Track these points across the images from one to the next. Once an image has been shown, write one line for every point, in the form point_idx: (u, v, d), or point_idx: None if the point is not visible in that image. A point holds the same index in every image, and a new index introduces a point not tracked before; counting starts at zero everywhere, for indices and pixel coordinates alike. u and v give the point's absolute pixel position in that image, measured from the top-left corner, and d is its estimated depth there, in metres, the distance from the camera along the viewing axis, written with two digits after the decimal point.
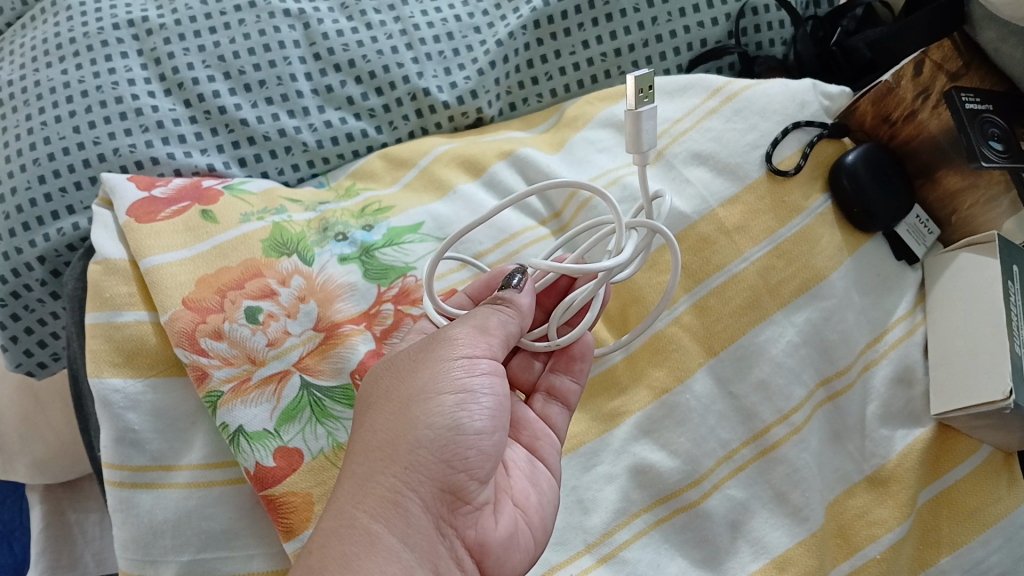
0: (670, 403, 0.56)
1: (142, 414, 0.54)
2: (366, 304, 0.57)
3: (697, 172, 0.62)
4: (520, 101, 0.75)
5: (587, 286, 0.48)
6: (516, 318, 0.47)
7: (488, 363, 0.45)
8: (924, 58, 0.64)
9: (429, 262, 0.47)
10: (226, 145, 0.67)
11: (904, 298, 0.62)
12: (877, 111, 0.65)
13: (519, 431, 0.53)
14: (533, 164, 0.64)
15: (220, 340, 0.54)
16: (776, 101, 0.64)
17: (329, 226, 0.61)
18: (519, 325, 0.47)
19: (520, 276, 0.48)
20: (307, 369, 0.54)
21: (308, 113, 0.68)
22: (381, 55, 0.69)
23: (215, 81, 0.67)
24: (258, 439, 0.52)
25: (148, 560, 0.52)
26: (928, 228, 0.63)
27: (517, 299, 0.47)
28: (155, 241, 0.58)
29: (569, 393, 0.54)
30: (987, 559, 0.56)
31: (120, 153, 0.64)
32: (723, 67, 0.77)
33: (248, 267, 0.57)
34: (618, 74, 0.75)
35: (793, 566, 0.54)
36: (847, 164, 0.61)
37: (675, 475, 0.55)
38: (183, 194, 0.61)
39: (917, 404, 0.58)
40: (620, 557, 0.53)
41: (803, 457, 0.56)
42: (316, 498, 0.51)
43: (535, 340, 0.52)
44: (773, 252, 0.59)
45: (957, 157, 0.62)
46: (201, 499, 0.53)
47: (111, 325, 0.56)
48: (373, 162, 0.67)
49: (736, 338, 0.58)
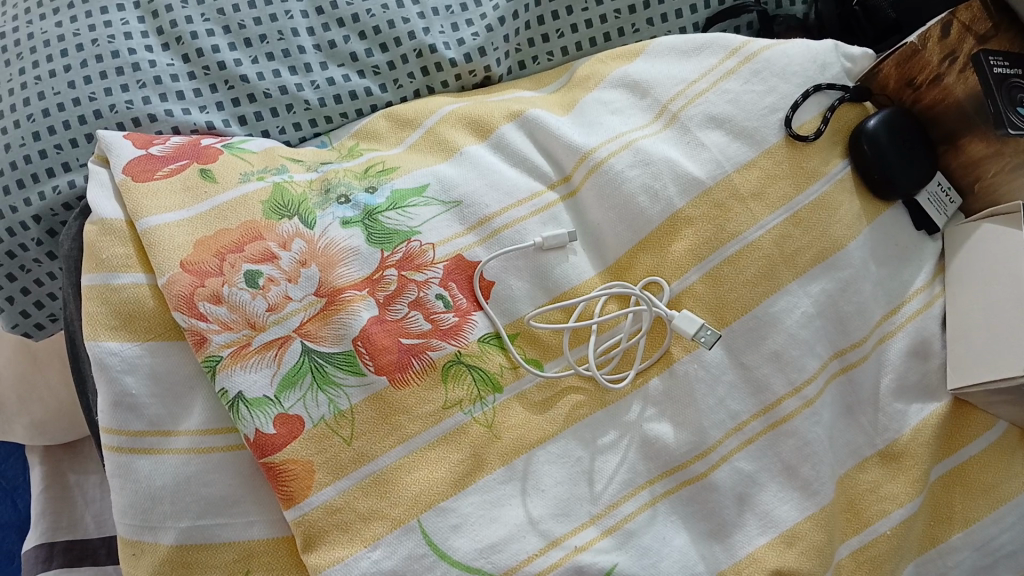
0: (682, 373, 0.55)
1: (139, 378, 0.53)
2: (369, 269, 0.55)
3: (712, 135, 0.59)
4: (530, 60, 0.72)
5: (428, 267, 0.56)
6: (373, 303, 0.54)
7: (376, 342, 0.53)
8: (952, 19, 0.60)
9: (353, 288, 0.54)
10: (226, 102, 0.65)
11: (923, 269, 0.60)
12: (901, 75, 0.62)
13: (459, 383, 0.53)
14: (543, 126, 0.61)
15: (219, 304, 0.53)
16: (796, 62, 0.61)
17: (331, 187, 0.59)
18: (378, 315, 0.54)
19: (350, 289, 0.54)
20: (308, 334, 0.53)
21: (310, 69, 0.66)
22: (386, 10, 0.67)
23: (214, 36, 0.64)
24: (258, 405, 0.51)
25: (146, 526, 0.52)
26: (949, 197, 0.61)
27: (362, 298, 0.54)
28: (152, 201, 0.56)
29: (531, 330, 0.56)
30: (999, 537, 0.56)
31: (117, 109, 0.62)
32: (741, 26, 0.74)
33: (247, 229, 0.55)
34: (632, 31, 0.72)
35: (802, 540, 0.54)
36: (868, 129, 0.59)
37: (683, 448, 0.54)
38: (181, 153, 0.59)
39: (933, 377, 0.58)
40: (625, 529, 0.53)
41: (815, 430, 0.55)
42: (317, 466, 0.51)
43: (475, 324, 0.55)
44: (790, 220, 0.57)
45: (982, 123, 0.60)
46: (201, 465, 0.52)
47: (108, 287, 0.54)
48: (377, 122, 0.65)
49: (749, 308, 0.56)
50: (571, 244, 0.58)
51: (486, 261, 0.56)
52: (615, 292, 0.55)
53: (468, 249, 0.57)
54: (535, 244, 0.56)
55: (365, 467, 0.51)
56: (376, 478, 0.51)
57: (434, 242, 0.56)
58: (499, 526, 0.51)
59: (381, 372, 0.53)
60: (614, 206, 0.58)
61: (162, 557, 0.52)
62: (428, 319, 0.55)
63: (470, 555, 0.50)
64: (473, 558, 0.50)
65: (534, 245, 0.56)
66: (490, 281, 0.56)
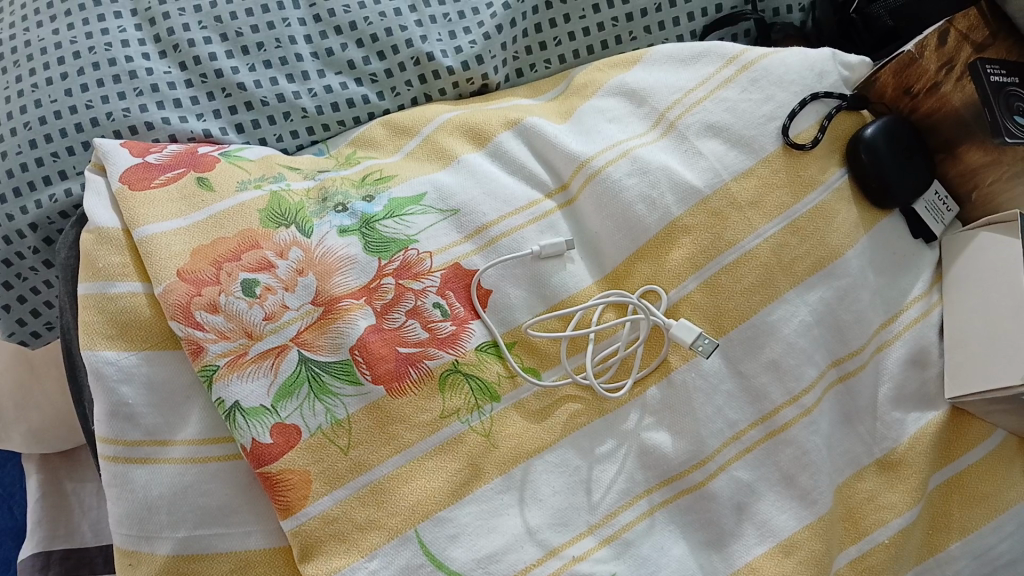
0: (680, 382, 0.55)
1: (136, 388, 0.52)
2: (366, 278, 0.55)
3: (710, 144, 0.59)
4: (528, 67, 0.72)
5: (426, 276, 0.56)
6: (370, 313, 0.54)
7: (374, 351, 0.53)
8: (948, 28, 0.61)
9: (351, 297, 0.54)
10: (223, 110, 0.65)
11: (921, 277, 0.60)
12: (899, 83, 0.62)
13: (457, 392, 0.53)
14: (541, 135, 0.61)
15: (216, 313, 0.53)
16: (794, 70, 0.61)
17: (329, 196, 0.59)
18: (376, 324, 0.54)
19: (347, 298, 0.54)
20: (306, 344, 0.53)
21: (308, 77, 0.66)
22: (383, 18, 0.66)
23: (212, 43, 0.64)
24: (255, 415, 0.51)
25: (143, 536, 0.52)
26: (947, 205, 0.61)
27: (359, 307, 0.54)
28: (150, 210, 0.56)
29: (528, 339, 0.56)
30: (997, 545, 0.56)
31: (114, 117, 0.62)
32: (738, 33, 0.74)
33: (245, 238, 0.55)
34: (630, 39, 0.72)
35: (800, 550, 0.54)
36: (867, 137, 0.59)
37: (682, 457, 0.54)
38: (179, 161, 0.59)
39: (931, 386, 0.58)
40: (624, 539, 0.53)
41: (813, 439, 0.55)
42: (314, 475, 0.51)
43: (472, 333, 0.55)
44: (787, 228, 0.57)
45: (981, 131, 0.60)
46: (198, 475, 0.52)
47: (104, 296, 0.54)
48: (375, 130, 0.65)
49: (747, 317, 0.55)
50: (569, 253, 0.58)
51: (484, 269, 0.56)
52: (613, 301, 0.55)
53: (466, 257, 0.57)
54: (534, 252, 0.56)
55: (362, 476, 0.51)
56: (373, 487, 0.51)
57: (432, 250, 0.56)
58: (497, 535, 0.51)
59: (378, 381, 0.52)
60: (613, 216, 0.58)
61: (159, 567, 0.52)
62: (426, 328, 0.54)
63: (467, 565, 0.50)
64: (471, 567, 0.50)
65: (531, 254, 0.56)
66: (489, 290, 0.56)
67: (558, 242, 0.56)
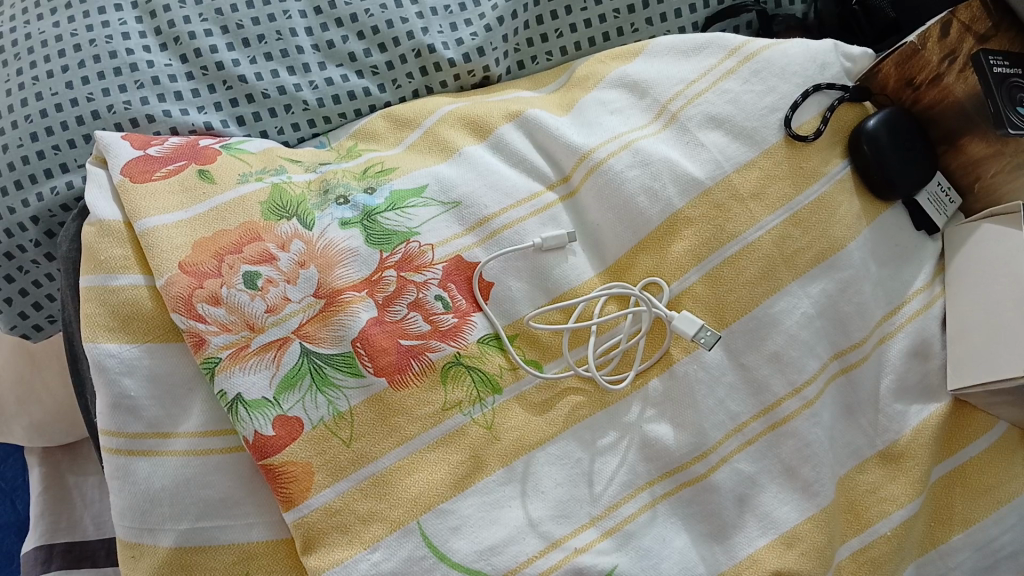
0: (682, 374, 0.55)
1: (138, 380, 0.52)
2: (368, 270, 0.55)
3: (711, 136, 0.59)
4: (529, 59, 0.72)
5: (427, 269, 0.55)
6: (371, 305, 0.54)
7: (375, 343, 0.53)
8: (952, 19, 0.61)
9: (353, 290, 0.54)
10: (224, 103, 0.64)
11: (923, 269, 0.60)
12: (901, 75, 0.62)
13: (457, 385, 0.53)
14: (543, 127, 0.61)
15: (218, 306, 0.52)
16: (796, 62, 0.61)
17: (330, 188, 0.58)
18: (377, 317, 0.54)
19: (349, 290, 0.54)
20: (307, 336, 0.53)
21: (309, 69, 0.66)
22: (384, 10, 0.66)
23: (212, 36, 0.64)
24: (257, 407, 0.51)
25: (145, 528, 0.52)
26: (949, 197, 0.61)
27: (360, 300, 0.54)
28: (151, 202, 0.56)
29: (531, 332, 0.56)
30: (1000, 537, 0.56)
31: (115, 110, 0.62)
32: (740, 25, 0.74)
33: (246, 230, 0.55)
34: (631, 31, 0.72)
35: (802, 542, 0.54)
36: (868, 129, 0.59)
37: (683, 449, 0.54)
38: (180, 153, 0.59)
39: (933, 377, 0.58)
40: (626, 530, 0.53)
41: (815, 432, 0.55)
42: (316, 468, 0.51)
43: (472, 327, 0.55)
44: (790, 220, 0.57)
45: (983, 122, 0.59)
46: (200, 467, 0.52)
47: (106, 289, 0.54)
48: (376, 123, 0.65)
49: (749, 309, 0.55)
50: (569, 246, 0.58)
51: (486, 261, 0.56)
52: (615, 293, 0.55)
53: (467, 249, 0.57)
54: (535, 245, 0.56)
55: (365, 468, 0.51)
56: (375, 479, 0.51)
57: (433, 243, 0.56)
58: (498, 527, 0.51)
59: (380, 373, 0.52)
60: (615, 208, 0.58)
61: (161, 559, 0.52)
62: (427, 320, 0.54)
63: (469, 557, 0.50)
64: (473, 560, 0.50)
65: (532, 247, 0.56)
66: (489, 283, 0.56)
67: (561, 235, 0.56)
